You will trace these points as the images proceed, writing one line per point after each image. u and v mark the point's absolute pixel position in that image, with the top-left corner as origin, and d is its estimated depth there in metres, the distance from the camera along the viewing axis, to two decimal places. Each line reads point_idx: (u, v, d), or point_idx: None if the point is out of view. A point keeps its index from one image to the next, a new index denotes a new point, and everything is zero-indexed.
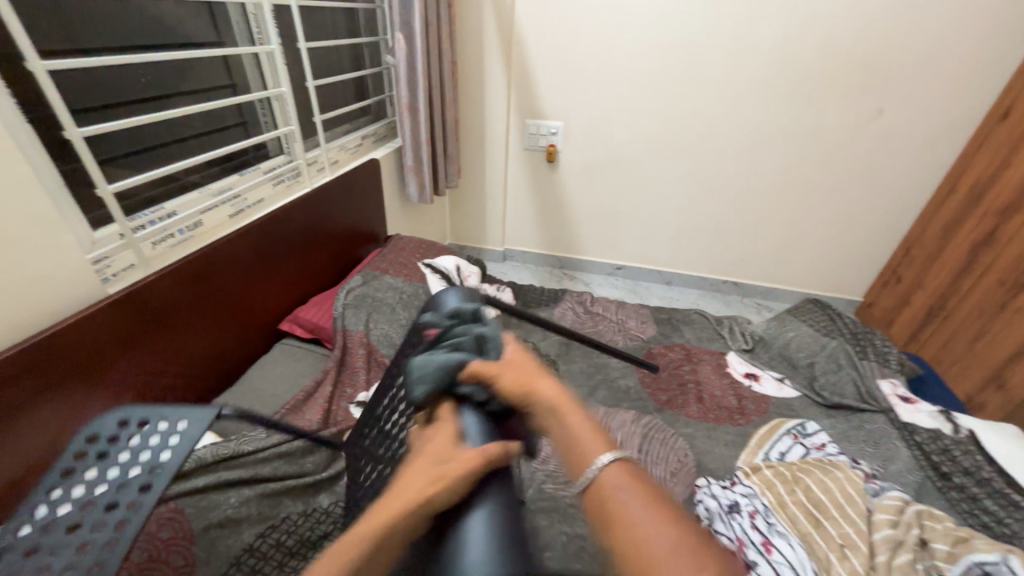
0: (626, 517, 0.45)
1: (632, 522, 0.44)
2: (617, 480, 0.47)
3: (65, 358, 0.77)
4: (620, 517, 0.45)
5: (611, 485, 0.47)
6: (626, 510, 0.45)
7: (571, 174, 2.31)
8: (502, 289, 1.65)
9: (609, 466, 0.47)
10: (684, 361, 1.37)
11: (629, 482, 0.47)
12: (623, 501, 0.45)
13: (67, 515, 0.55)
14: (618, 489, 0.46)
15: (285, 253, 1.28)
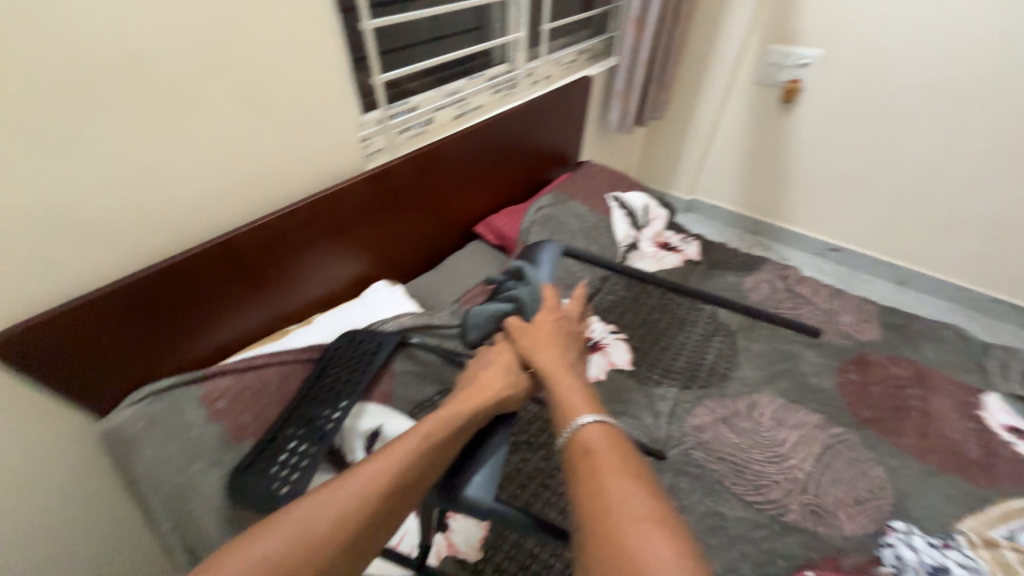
0: (603, 476, 0.50)
1: (610, 483, 0.49)
2: (593, 439, 0.54)
3: (330, 214, 0.96)
4: (597, 471, 0.50)
5: (593, 445, 0.53)
6: (605, 466, 0.51)
7: (810, 121, 1.90)
8: (687, 241, 1.50)
9: (594, 428, 0.54)
10: (912, 383, 1.07)
11: (618, 453, 0.52)
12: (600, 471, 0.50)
13: (320, 388, 0.88)
14: (597, 447, 0.53)
15: (490, 160, 1.36)
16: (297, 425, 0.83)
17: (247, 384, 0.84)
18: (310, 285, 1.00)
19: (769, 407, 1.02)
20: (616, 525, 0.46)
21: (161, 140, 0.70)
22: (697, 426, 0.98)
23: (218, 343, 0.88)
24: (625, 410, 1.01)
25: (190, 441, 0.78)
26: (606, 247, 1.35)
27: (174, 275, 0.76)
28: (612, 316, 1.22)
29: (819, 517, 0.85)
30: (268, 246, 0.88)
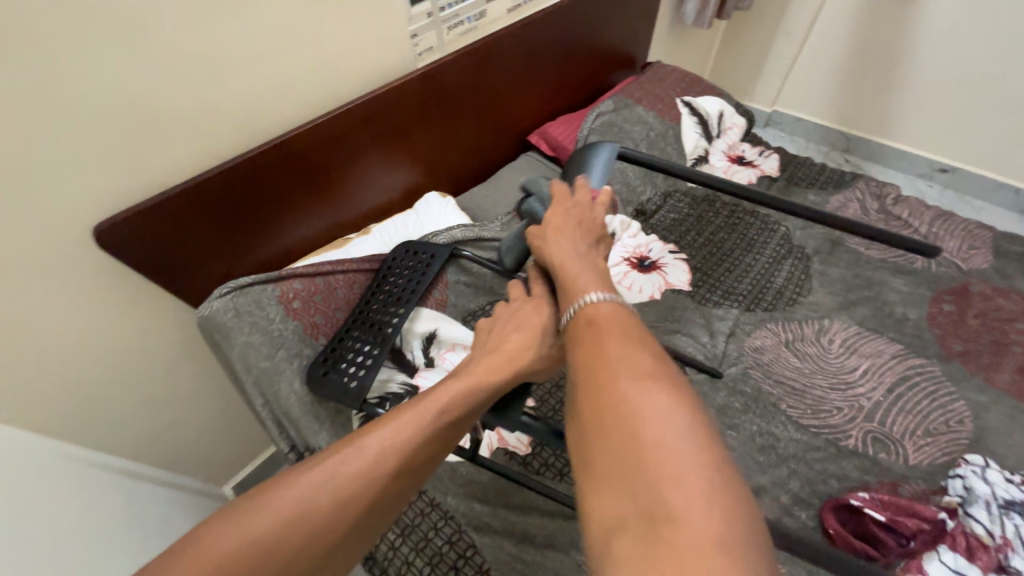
0: (606, 336, 0.46)
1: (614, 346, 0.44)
2: (599, 310, 0.49)
3: (382, 119, 0.92)
4: (601, 336, 0.46)
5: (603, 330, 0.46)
6: (609, 331, 0.46)
7: (946, 1, 1.53)
8: (766, 155, 1.34)
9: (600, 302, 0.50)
10: (1020, 317, 0.95)
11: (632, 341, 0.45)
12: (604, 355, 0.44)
13: (375, 308, 0.91)
14: (602, 316, 0.48)
15: (547, 60, 1.23)
16: (362, 328, 0.89)
17: (318, 290, 0.90)
18: (362, 194, 1.00)
19: (842, 334, 0.95)
20: (614, 395, 0.40)
21: (216, 30, 0.67)
22: (758, 347, 0.94)
23: (283, 249, 0.92)
24: (681, 329, 0.98)
25: (272, 334, 0.85)
26: (672, 160, 1.23)
27: (236, 178, 0.78)
28: (672, 235, 1.14)
29: (882, 444, 0.81)
30: (319, 152, 0.86)
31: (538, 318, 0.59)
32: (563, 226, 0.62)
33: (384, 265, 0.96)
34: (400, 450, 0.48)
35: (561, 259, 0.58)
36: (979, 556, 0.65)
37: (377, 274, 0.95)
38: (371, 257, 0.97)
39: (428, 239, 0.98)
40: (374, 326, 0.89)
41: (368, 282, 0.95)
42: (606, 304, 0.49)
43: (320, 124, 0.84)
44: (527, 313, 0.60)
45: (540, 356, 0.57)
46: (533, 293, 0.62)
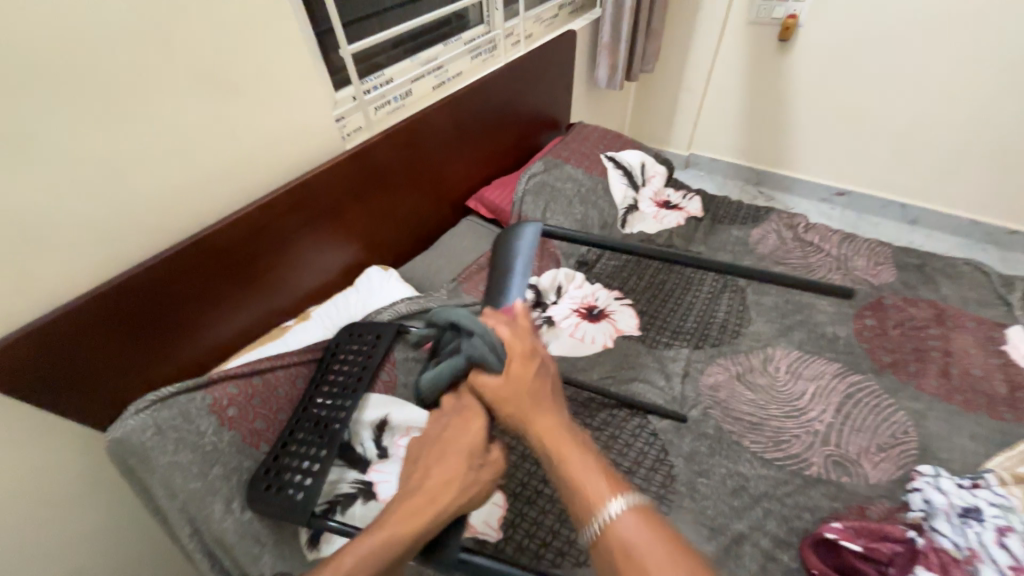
0: (576, 470, 0.45)
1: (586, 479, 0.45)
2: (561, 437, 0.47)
3: (311, 201, 0.91)
4: (569, 469, 0.46)
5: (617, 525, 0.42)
6: (576, 463, 0.46)
7: (810, 57, 1.80)
8: (689, 197, 1.44)
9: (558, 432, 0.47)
10: (932, 323, 1.03)
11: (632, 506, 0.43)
12: (582, 491, 0.44)
13: (319, 402, 0.85)
14: (567, 448, 0.46)
15: (477, 129, 1.29)
16: (307, 429, 0.82)
17: (257, 390, 0.83)
18: (300, 279, 0.96)
19: (785, 360, 0.99)
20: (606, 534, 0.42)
21: (119, 130, 0.64)
22: (712, 385, 0.96)
23: (212, 347, 0.84)
24: (637, 376, 0.98)
25: (204, 449, 0.75)
26: (605, 211, 1.29)
27: (154, 279, 0.72)
28: (616, 282, 1.18)
29: (843, 468, 0.83)
30: (250, 240, 0.83)
31: (468, 434, 0.53)
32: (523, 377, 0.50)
33: (326, 353, 0.91)
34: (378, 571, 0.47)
35: (509, 383, 0.50)
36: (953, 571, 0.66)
37: (320, 364, 0.90)
38: (311, 344, 0.91)
39: (371, 319, 0.95)
40: (319, 425, 0.82)
41: (310, 375, 0.90)
42: (564, 430, 0.47)
43: (249, 213, 0.81)
44: (457, 428, 0.54)
45: (469, 483, 0.51)
46: (463, 403, 0.55)
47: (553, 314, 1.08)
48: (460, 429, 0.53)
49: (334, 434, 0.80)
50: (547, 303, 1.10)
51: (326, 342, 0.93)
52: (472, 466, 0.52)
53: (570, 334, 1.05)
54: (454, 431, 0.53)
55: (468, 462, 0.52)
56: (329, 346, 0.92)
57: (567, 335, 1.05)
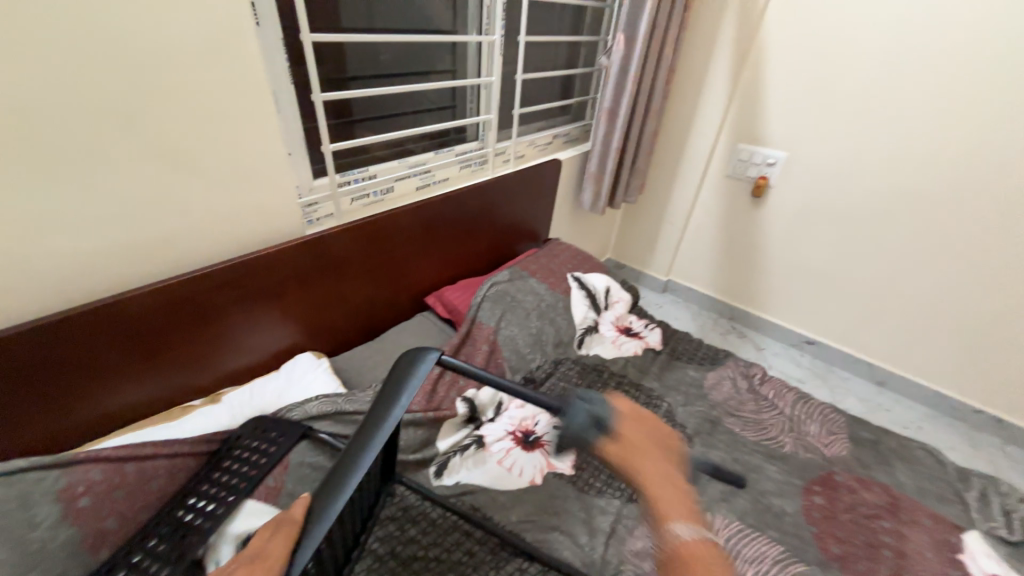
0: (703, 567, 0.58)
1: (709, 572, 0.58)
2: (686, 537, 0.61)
3: (250, 280, 0.89)
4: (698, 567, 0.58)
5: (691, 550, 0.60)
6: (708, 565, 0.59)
7: (778, 215, 1.91)
8: (650, 328, 1.44)
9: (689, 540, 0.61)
10: (884, 513, 0.95)
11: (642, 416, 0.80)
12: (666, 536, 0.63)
13: (188, 507, 0.75)
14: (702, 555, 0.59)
15: (449, 232, 1.33)
16: (162, 536, 0.71)
17: (126, 481, 0.71)
18: (218, 360, 0.91)
19: (726, 532, 0.89)
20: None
21: (44, 189, 0.64)
22: (639, 552, 0.85)
23: (89, 422, 0.77)
24: (559, 525, 0.88)
25: (28, 546, 0.61)
26: (562, 329, 1.28)
27: (40, 347, 0.68)
28: None
29: None
30: (168, 318, 0.80)
31: None
32: (642, 448, 0.74)
33: (221, 448, 0.82)
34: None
35: (626, 442, 0.74)
36: None
37: (211, 459, 0.81)
38: (208, 432, 0.82)
39: (281, 417, 0.88)
40: (175, 534, 0.71)
41: (197, 470, 0.80)
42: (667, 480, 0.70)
43: (175, 286, 0.79)
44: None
45: None
46: (267, 550, 0.50)
47: (484, 434, 1.00)
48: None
49: (181, 551, 0.69)
50: (480, 420, 1.03)
51: (223, 432, 0.84)
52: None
53: (497, 462, 0.96)
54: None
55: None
56: (224, 440, 0.83)
57: (493, 462, 0.96)
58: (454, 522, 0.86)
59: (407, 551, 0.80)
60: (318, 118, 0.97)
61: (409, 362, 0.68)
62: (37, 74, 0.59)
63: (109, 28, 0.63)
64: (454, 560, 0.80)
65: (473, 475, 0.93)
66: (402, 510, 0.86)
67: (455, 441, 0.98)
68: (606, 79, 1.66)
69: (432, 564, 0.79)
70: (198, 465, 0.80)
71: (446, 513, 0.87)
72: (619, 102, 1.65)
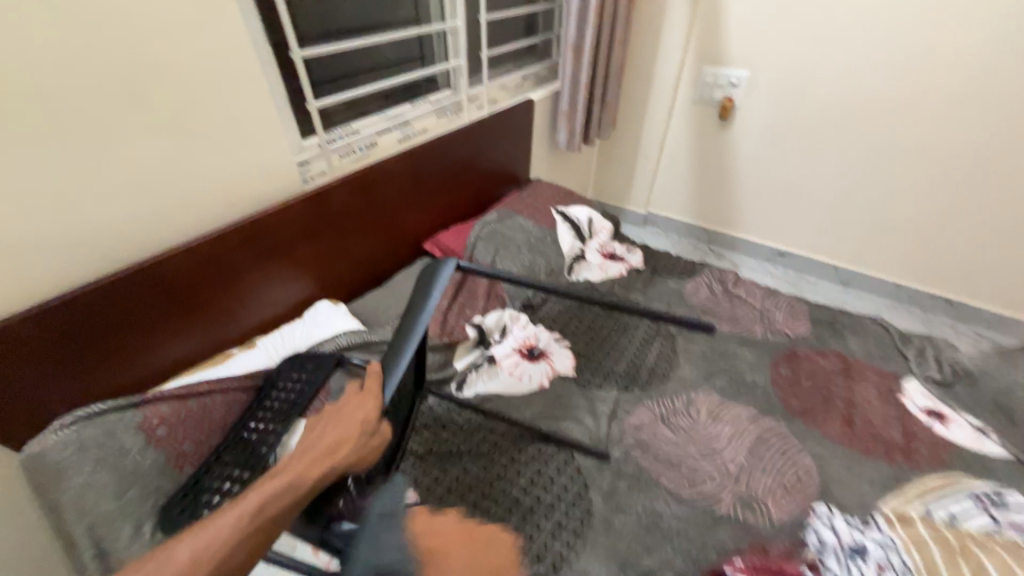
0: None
1: None
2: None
3: (264, 236, 0.97)
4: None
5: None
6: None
7: (745, 135, 2.00)
8: (632, 251, 1.56)
9: None
10: (838, 374, 1.12)
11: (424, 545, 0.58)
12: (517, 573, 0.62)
13: (250, 428, 0.87)
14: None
15: (436, 180, 1.40)
16: (235, 451, 0.83)
17: (192, 412, 0.83)
18: (246, 310, 1.00)
19: (707, 404, 1.05)
20: None
21: (70, 165, 0.70)
22: (637, 426, 1.01)
23: (149, 373, 0.87)
24: (568, 415, 1.03)
25: (125, 468, 0.74)
26: (552, 259, 1.39)
27: (97, 309, 0.77)
28: (557, 325, 1.25)
29: (750, 507, 0.87)
30: (198, 274, 0.89)
31: (364, 410, 0.57)
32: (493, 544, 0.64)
33: (266, 381, 0.94)
34: (268, 518, 0.49)
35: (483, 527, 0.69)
36: None
37: (260, 390, 0.93)
38: (251, 370, 0.94)
39: (313, 350, 0.99)
40: (246, 448, 0.84)
41: (250, 401, 0.91)
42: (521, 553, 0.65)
43: (200, 246, 0.87)
44: (353, 406, 0.58)
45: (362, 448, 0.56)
46: (366, 385, 0.60)
47: (493, 353, 1.14)
48: (359, 407, 0.58)
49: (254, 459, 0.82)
50: (489, 342, 1.15)
51: (263, 369, 0.95)
52: (365, 434, 0.57)
53: (508, 373, 1.10)
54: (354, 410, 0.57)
55: (359, 431, 0.56)
56: (266, 375, 0.94)
57: (505, 374, 1.10)
58: (478, 422, 1.00)
59: (442, 448, 0.95)
60: (299, 76, 1.01)
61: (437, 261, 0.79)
62: (45, 54, 0.64)
63: (101, 4, 0.66)
64: (481, 450, 0.95)
65: (489, 385, 1.07)
66: (432, 419, 1.00)
67: (470, 361, 1.11)
68: (569, 13, 1.68)
69: (465, 454, 0.94)
70: (249, 397, 0.92)
71: (471, 417, 1.01)
72: (583, 36, 1.67)
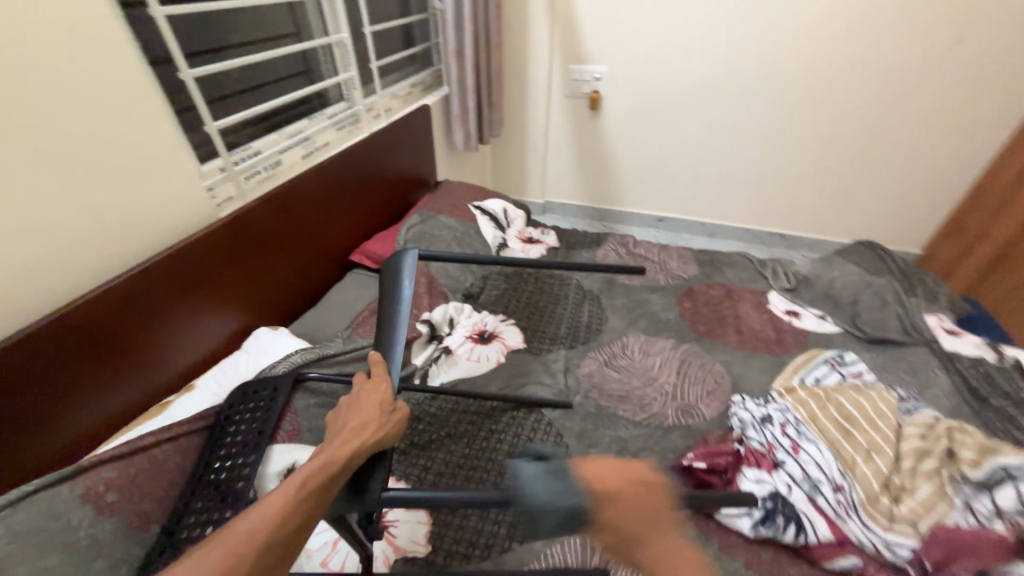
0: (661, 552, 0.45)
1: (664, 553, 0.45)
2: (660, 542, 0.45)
3: (188, 269, 0.92)
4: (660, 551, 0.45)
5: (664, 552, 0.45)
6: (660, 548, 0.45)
7: (614, 121, 2.30)
8: (546, 232, 1.71)
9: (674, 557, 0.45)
10: (725, 299, 1.41)
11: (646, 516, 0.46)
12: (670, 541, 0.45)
13: (215, 467, 0.81)
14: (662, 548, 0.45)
15: (350, 192, 1.40)
16: (205, 495, 0.78)
17: (140, 469, 0.76)
18: (177, 353, 0.92)
19: (637, 344, 1.25)
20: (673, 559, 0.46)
21: None
22: (588, 373, 1.16)
23: (73, 441, 0.76)
24: (528, 380, 1.14)
25: (78, 546, 0.65)
26: (480, 250, 1.48)
27: (9, 374, 0.67)
28: (499, 307, 1.35)
29: (687, 412, 1.07)
30: (116, 319, 0.80)
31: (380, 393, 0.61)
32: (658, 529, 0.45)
33: (216, 417, 0.88)
34: (316, 488, 0.48)
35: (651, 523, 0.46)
36: (762, 461, 0.90)
37: (211, 429, 0.87)
38: (197, 410, 0.87)
39: (263, 374, 0.96)
40: (217, 488, 0.78)
41: (204, 443, 0.85)
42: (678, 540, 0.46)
43: (112, 290, 0.79)
44: (368, 391, 0.62)
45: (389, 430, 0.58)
46: (373, 372, 0.65)
47: (448, 344, 1.19)
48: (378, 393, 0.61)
49: (231, 495, 0.77)
50: (440, 335, 1.20)
51: (211, 407, 0.89)
52: (386, 411, 0.59)
53: (466, 358, 1.17)
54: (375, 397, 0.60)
55: (381, 411, 0.59)
56: (215, 412, 0.89)
57: (463, 359, 1.17)
58: (451, 406, 1.07)
59: (423, 437, 0.99)
60: (192, 97, 0.96)
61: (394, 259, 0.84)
62: None
63: None
64: (461, 428, 1.02)
65: (451, 373, 1.13)
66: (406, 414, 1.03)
67: (427, 355, 1.15)
68: (445, 22, 1.77)
69: (446, 435, 1.00)
70: (202, 439, 0.85)
71: (443, 405, 1.07)
72: (462, 42, 1.78)
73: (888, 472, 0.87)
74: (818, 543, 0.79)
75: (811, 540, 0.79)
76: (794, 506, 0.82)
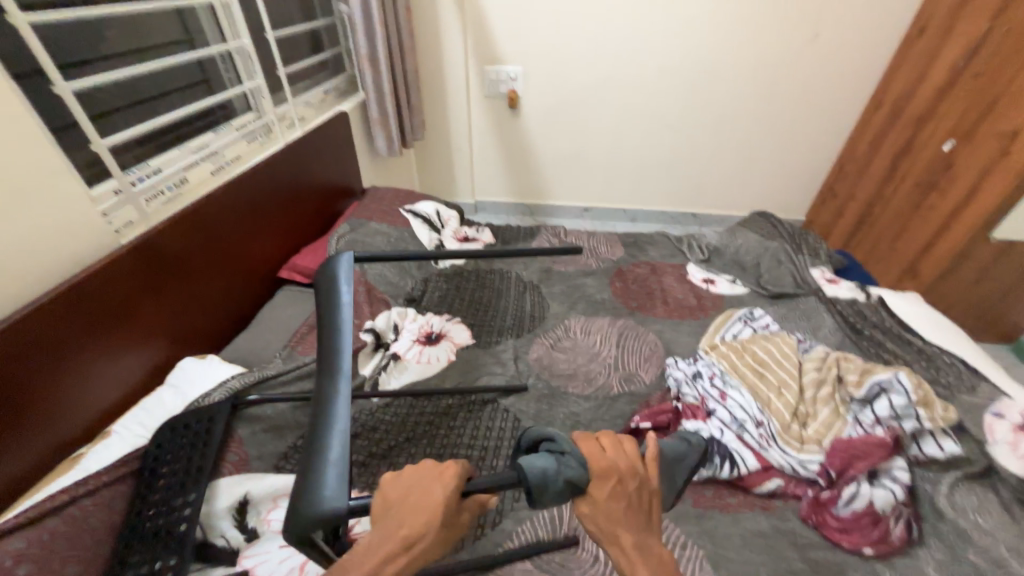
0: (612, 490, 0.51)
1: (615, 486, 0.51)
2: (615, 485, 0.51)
3: (91, 303, 0.82)
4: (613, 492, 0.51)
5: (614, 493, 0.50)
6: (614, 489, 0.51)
7: (533, 118, 2.38)
8: (481, 229, 1.74)
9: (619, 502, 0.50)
10: (651, 275, 1.54)
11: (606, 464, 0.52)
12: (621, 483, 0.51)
13: (150, 514, 0.75)
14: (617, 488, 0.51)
15: (271, 206, 1.33)
16: (142, 546, 0.72)
17: (58, 531, 0.68)
18: (88, 398, 0.82)
19: (579, 325, 1.32)
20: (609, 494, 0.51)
21: None
22: (537, 358, 1.22)
23: None
24: (481, 372, 1.17)
25: None
26: (417, 253, 1.47)
27: None
28: (443, 307, 1.36)
29: (630, 381, 1.16)
30: (5, 369, 0.70)
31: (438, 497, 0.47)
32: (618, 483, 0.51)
33: (145, 461, 0.81)
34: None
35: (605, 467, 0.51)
36: (698, 412, 1.02)
37: (141, 474, 0.80)
38: (120, 457, 0.80)
39: (195, 407, 0.89)
40: (156, 536, 0.73)
41: (134, 490, 0.78)
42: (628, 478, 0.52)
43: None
44: (432, 486, 0.47)
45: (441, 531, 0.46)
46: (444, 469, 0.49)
47: (395, 350, 1.18)
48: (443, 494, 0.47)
49: (173, 542, 0.72)
50: (387, 341, 1.19)
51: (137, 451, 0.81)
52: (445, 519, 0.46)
53: (415, 361, 1.17)
54: (440, 503, 0.46)
55: (442, 521, 0.46)
56: (144, 455, 0.81)
57: (413, 363, 1.17)
58: (407, 409, 1.06)
59: (382, 446, 0.98)
60: (72, 113, 0.86)
61: (327, 265, 0.74)
62: None
63: None
64: (419, 431, 1.02)
65: (402, 378, 1.13)
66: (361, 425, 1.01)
67: (375, 365, 1.13)
68: (353, 26, 1.73)
69: (406, 441, 1.00)
70: (131, 487, 0.78)
71: (398, 410, 1.06)
72: (374, 46, 1.74)
73: (795, 403, 1.01)
74: (748, 472, 0.92)
75: (743, 472, 0.92)
76: (726, 445, 0.94)
